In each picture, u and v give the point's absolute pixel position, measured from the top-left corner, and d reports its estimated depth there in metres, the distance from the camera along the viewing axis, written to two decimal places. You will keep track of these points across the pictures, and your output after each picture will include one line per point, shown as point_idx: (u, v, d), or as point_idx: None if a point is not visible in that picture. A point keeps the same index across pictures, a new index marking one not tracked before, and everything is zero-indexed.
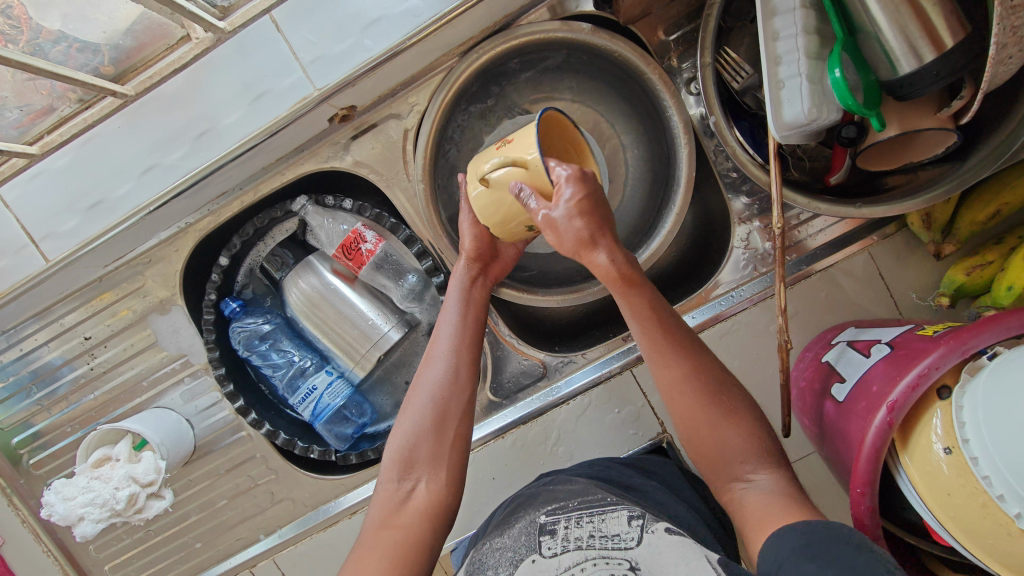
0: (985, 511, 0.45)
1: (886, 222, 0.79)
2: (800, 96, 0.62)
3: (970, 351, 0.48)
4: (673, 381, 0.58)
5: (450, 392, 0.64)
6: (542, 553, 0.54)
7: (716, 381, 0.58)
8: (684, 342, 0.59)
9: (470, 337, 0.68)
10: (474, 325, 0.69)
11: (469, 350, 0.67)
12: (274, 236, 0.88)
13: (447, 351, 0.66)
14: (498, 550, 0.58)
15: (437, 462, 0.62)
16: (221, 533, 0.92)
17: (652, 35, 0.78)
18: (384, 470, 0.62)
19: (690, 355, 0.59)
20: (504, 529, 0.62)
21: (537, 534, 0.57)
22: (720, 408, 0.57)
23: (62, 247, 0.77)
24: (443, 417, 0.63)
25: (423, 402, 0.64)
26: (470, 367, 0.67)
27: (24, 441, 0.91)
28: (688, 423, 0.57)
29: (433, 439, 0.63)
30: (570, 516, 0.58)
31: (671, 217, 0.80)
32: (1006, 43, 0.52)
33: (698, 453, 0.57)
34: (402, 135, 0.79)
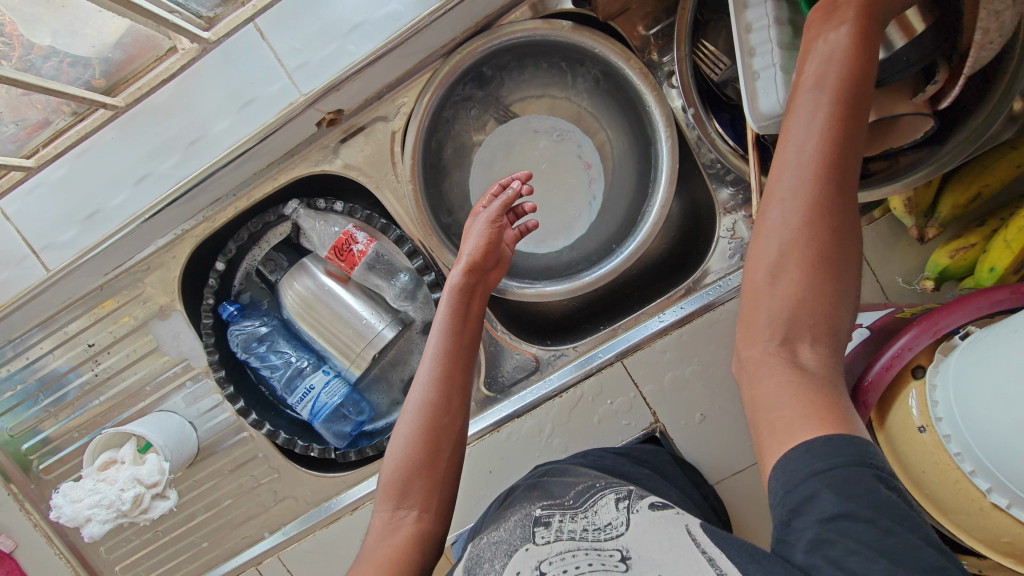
0: (958, 487, 0.47)
1: (871, 207, 0.80)
2: (775, 86, 0.63)
3: (941, 332, 0.50)
4: (781, 213, 0.46)
5: (439, 419, 0.66)
6: (535, 542, 0.55)
7: (837, 233, 0.45)
8: (824, 181, 0.45)
9: (459, 353, 0.69)
10: (464, 343, 0.70)
11: (458, 368, 0.68)
12: (269, 240, 0.89)
13: (435, 373, 0.67)
14: (494, 543, 0.58)
15: (429, 492, 0.64)
16: (227, 531, 0.94)
17: (632, 30, 0.79)
18: (378, 499, 0.64)
19: (828, 190, 0.45)
20: (499, 523, 0.62)
21: (531, 525, 0.58)
22: (819, 256, 0.45)
23: (61, 257, 0.79)
24: (433, 440, 0.66)
25: (415, 426, 0.66)
26: (459, 385, 0.68)
27: (34, 447, 0.93)
28: (765, 246, 0.47)
29: (426, 462, 0.65)
30: (565, 511, 0.58)
31: (657, 208, 0.81)
32: None
33: (759, 283, 0.47)
34: (390, 137, 0.81)
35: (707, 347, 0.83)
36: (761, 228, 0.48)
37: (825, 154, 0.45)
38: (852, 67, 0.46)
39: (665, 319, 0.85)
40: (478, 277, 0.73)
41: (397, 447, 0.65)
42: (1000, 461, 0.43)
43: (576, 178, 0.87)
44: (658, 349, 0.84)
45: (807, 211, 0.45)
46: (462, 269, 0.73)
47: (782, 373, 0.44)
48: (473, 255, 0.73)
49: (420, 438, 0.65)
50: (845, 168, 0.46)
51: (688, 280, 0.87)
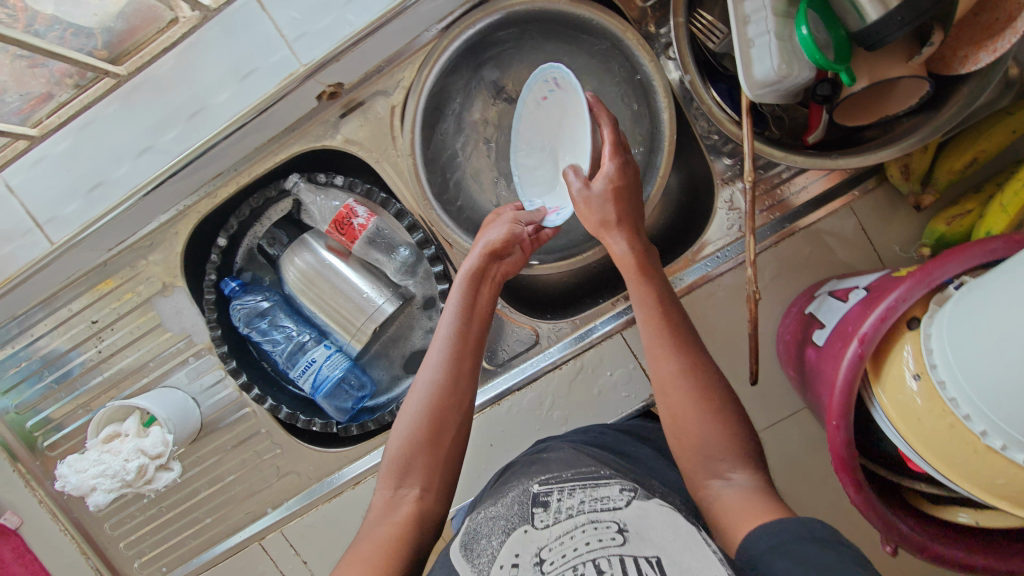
0: (953, 431, 0.47)
1: (867, 177, 0.80)
2: (769, 53, 0.64)
3: (936, 283, 0.50)
4: (667, 372, 0.63)
5: (448, 398, 0.68)
6: (534, 524, 0.54)
7: (700, 373, 0.62)
8: (681, 337, 0.64)
9: (468, 339, 0.71)
10: (476, 327, 0.72)
11: (465, 356, 0.70)
12: (270, 216, 0.91)
13: (444, 357, 0.69)
14: (491, 518, 0.58)
15: (431, 473, 0.65)
16: (231, 507, 0.95)
17: (630, 2, 0.79)
18: (381, 477, 0.65)
19: (681, 349, 0.63)
20: (498, 499, 0.63)
21: (530, 504, 0.58)
22: (705, 405, 0.60)
23: (65, 230, 0.79)
24: (440, 418, 0.67)
25: (422, 406, 0.67)
26: (465, 372, 0.70)
27: (39, 424, 0.94)
28: (676, 403, 0.61)
29: (428, 446, 0.66)
30: (563, 488, 0.59)
31: (656, 180, 0.82)
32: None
33: (688, 432, 0.59)
34: (389, 111, 0.82)
35: (706, 319, 0.83)
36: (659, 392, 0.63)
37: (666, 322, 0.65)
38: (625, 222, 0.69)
39: None
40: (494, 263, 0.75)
41: (403, 425, 0.67)
42: (995, 402, 0.43)
43: (562, 105, 0.74)
44: None
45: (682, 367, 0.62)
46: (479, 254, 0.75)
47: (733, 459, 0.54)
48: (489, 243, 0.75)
49: (426, 419, 0.66)
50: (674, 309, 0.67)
51: (686, 252, 0.87)
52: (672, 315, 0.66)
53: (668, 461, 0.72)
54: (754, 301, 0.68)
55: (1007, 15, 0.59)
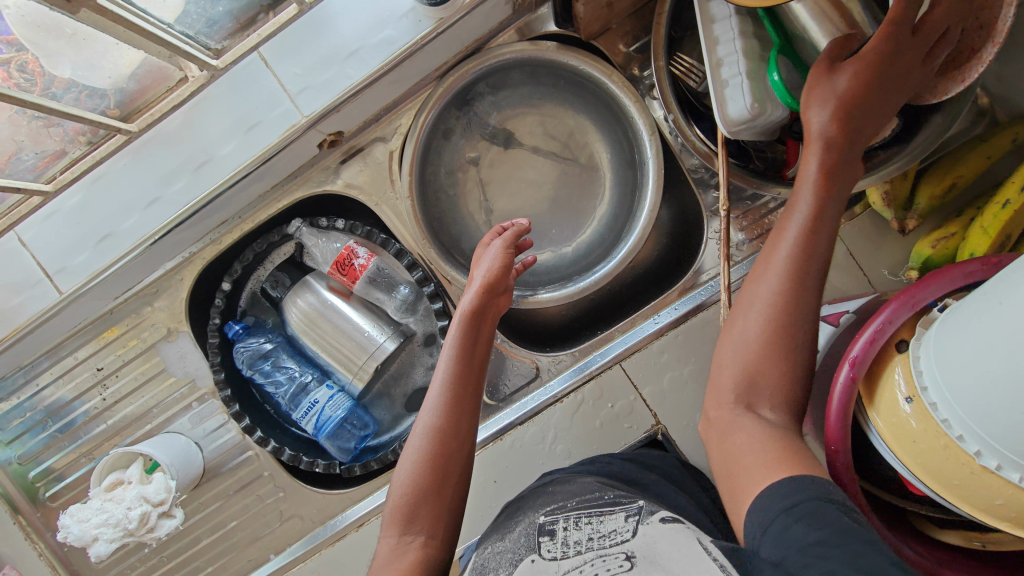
0: (949, 453, 0.47)
1: (853, 203, 0.83)
2: (743, 93, 0.68)
3: (920, 304, 0.51)
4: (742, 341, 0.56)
5: (445, 444, 0.68)
6: (541, 554, 0.55)
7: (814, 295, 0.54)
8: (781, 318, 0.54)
9: (466, 383, 0.71)
10: (472, 371, 0.72)
11: (463, 397, 0.70)
12: (274, 260, 0.93)
13: (444, 399, 0.69)
14: (499, 553, 0.59)
15: (436, 519, 0.65)
16: (232, 555, 0.93)
17: (614, 49, 0.84)
18: (385, 526, 0.65)
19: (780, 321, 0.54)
20: (504, 534, 0.63)
21: (536, 534, 0.59)
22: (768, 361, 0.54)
23: (74, 280, 0.81)
24: (441, 465, 0.67)
25: (422, 454, 0.67)
26: (465, 412, 0.70)
27: (40, 475, 0.94)
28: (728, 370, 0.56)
29: (433, 489, 0.66)
30: (569, 516, 0.60)
31: (645, 214, 0.84)
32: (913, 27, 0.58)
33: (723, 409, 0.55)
34: (388, 156, 0.86)
35: (703, 347, 0.84)
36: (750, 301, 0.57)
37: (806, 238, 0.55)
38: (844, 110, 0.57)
39: (660, 321, 0.87)
40: (488, 306, 0.76)
41: (404, 473, 0.67)
42: (986, 422, 0.44)
43: None
44: (655, 351, 0.86)
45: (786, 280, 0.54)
46: (474, 296, 0.76)
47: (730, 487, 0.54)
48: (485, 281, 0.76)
49: (427, 465, 0.66)
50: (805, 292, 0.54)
51: (680, 282, 0.89)
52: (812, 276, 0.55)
53: (676, 489, 0.72)
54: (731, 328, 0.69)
55: None
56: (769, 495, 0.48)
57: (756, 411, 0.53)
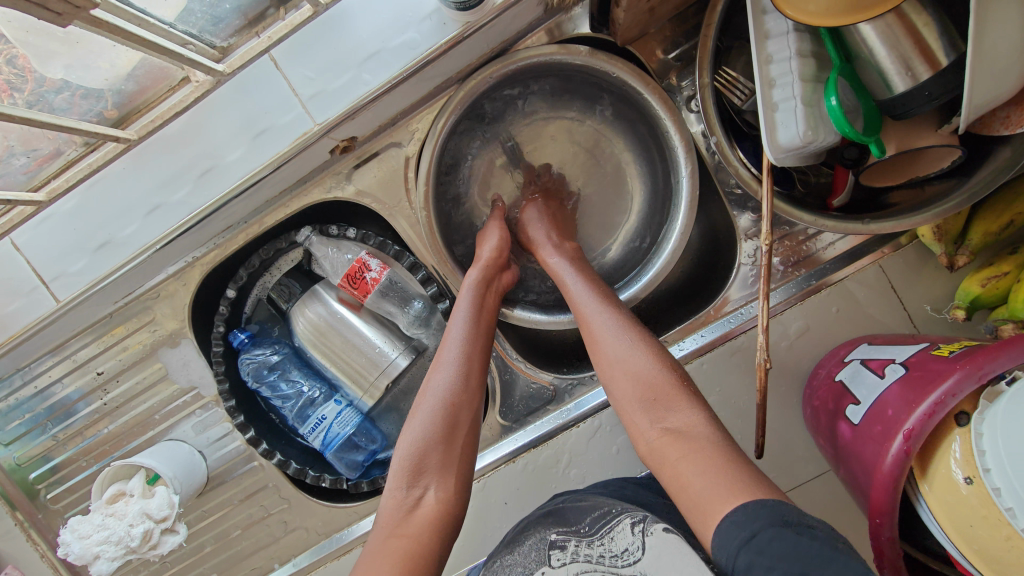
0: (1010, 544, 0.43)
1: (898, 233, 0.78)
2: (795, 118, 0.63)
3: (986, 377, 0.47)
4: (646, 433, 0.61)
5: (458, 396, 0.66)
6: (550, 565, 0.58)
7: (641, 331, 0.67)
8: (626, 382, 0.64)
9: (479, 339, 0.71)
10: (484, 329, 0.72)
11: (473, 357, 0.69)
12: (280, 266, 0.89)
13: (459, 350, 0.69)
14: (509, 566, 0.62)
15: (446, 470, 0.63)
16: (236, 563, 0.92)
17: (651, 55, 0.78)
18: (392, 478, 0.62)
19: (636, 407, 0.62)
20: (514, 547, 0.65)
21: (547, 549, 0.60)
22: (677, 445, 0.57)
23: (71, 287, 0.77)
24: (453, 414, 0.65)
25: (436, 402, 0.66)
26: (478, 367, 0.69)
27: (42, 476, 0.92)
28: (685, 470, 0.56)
29: (445, 437, 0.64)
30: (580, 535, 0.60)
31: (676, 236, 0.79)
32: (995, 59, 0.53)
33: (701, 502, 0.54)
34: (404, 162, 0.81)
35: (728, 378, 0.81)
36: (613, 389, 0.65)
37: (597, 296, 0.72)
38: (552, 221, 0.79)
39: (685, 348, 0.82)
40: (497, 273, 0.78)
41: (416, 422, 0.65)
42: None
43: None
44: None
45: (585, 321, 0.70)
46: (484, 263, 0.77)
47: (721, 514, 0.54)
48: (491, 256, 0.78)
49: (440, 413, 0.65)
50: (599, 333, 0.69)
51: (708, 306, 0.85)
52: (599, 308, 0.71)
53: None
54: (765, 370, 0.64)
55: None
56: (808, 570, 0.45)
57: (664, 421, 0.60)
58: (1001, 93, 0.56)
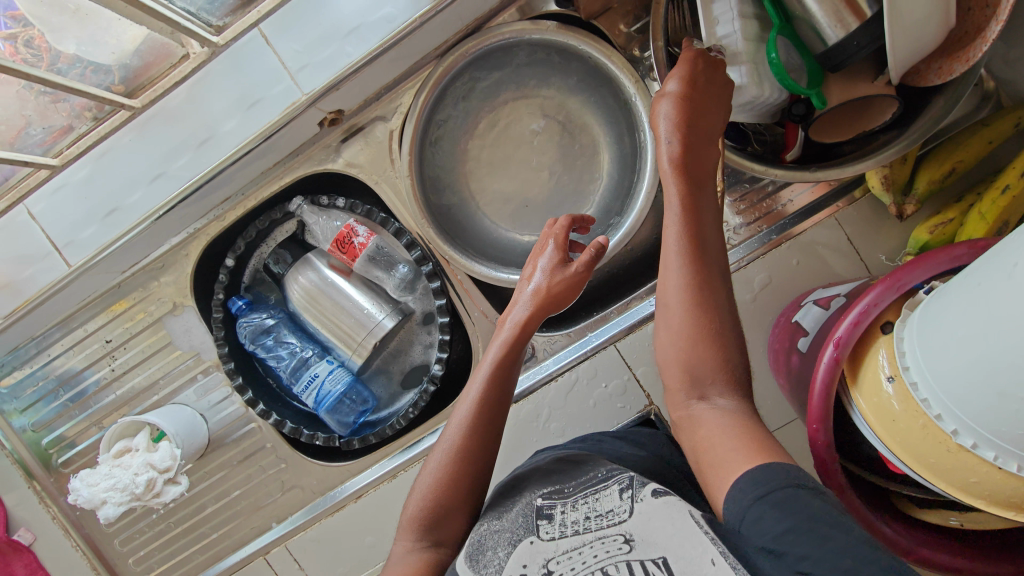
0: (927, 432, 0.48)
1: (852, 188, 0.83)
2: (739, 75, 0.70)
3: (905, 287, 0.52)
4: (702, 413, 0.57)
5: (468, 460, 0.65)
6: (540, 536, 0.53)
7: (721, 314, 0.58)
8: (698, 350, 0.58)
9: (498, 404, 0.68)
10: (505, 389, 0.69)
11: (494, 422, 0.67)
12: (276, 237, 0.94)
13: (472, 412, 0.66)
14: (496, 532, 0.56)
15: (453, 526, 0.63)
16: (237, 522, 0.98)
17: (614, 29, 0.84)
18: (402, 531, 0.63)
19: (694, 380, 0.58)
20: (500, 512, 0.60)
21: (534, 517, 0.56)
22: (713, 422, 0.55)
23: (82, 253, 0.83)
24: (463, 479, 0.64)
25: (442, 465, 0.65)
26: (494, 433, 0.67)
27: (54, 441, 0.98)
28: (706, 433, 0.55)
29: (455, 501, 0.63)
30: (567, 500, 0.57)
31: (643, 196, 0.85)
32: (915, 8, 0.58)
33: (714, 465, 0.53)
34: (388, 135, 0.88)
35: None
36: (664, 365, 0.61)
37: (695, 251, 0.60)
38: (676, 125, 0.63)
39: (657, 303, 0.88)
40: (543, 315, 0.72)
41: (425, 484, 0.64)
42: (962, 400, 0.44)
43: None
44: (648, 333, 0.87)
45: (687, 280, 0.59)
46: (526, 307, 0.72)
47: (710, 427, 0.55)
48: (538, 292, 0.72)
49: (448, 476, 0.64)
50: (702, 302, 0.58)
51: None
52: (708, 273, 0.60)
53: (663, 466, 0.73)
54: None
55: (975, 28, 0.62)
56: (760, 475, 0.48)
57: (708, 400, 0.57)
58: (923, 40, 0.62)
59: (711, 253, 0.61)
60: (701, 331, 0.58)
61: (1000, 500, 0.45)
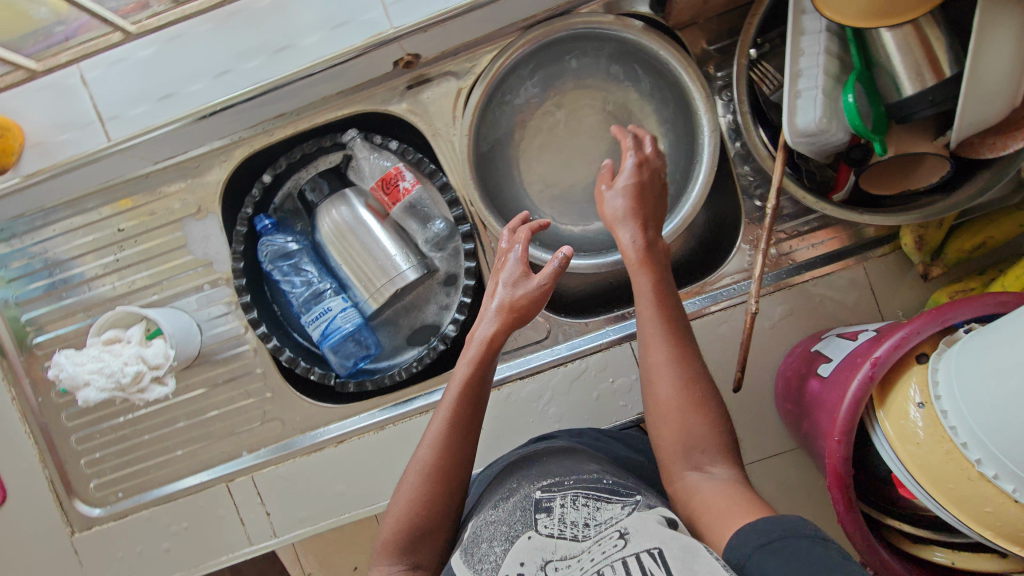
0: (949, 457, 0.49)
1: (883, 243, 0.86)
2: (814, 106, 0.71)
3: (948, 322, 0.54)
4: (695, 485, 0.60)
5: (441, 480, 0.63)
6: (537, 530, 0.55)
7: (700, 385, 0.64)
8: (688, 425, 0.62)
9: (471, 416, 0.66)
10: (477, 403, 0.67)
11: (467, 436, 0.65)
12: (318, 165, 0.93)
13: (443, 428, 0.65)
14: (492, 525, 0.59)
15: (430, 545, 0.61)
16: (206, 443, 0.94)
17: (696, 43, 0.87)
18: (379, 551, 0.61)
19: (687, 454, 0.61)
20: (496, 504, 0.63)
21: (533, 510, 0.58)
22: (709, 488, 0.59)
23: (125, 130, 0.81)
24: (439, 498, 0.62)
25: (416, 488, 0.63)
26: (466, 446, 0.65)
27: (34, 320, 0.93)
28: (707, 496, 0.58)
29: (432, 522, 0.62)
30: (566, 495, 0.59)
31: (690, 203, 0.87)
32: (993, 76, 0.62)
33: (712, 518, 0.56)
34: (456, 91, 0.89)
35: (711, 345, 0.86)
36: (657, 436, 0.64)
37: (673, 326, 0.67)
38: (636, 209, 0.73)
39: None
40: (512, 326, 0.71)
41: (398, 507, 0.63)
42: (993, 429, 0.47)
43: None
44: None
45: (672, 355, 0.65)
46: (495, 323, 0.70)
47: (709, 493, 0.58)
48: (511, 306, 0.70)
49: (423, 498, 0.62)
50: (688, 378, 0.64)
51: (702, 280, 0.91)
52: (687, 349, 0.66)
53: None
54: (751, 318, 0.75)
55: None
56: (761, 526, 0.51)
57: (703, 469, 0.60)
58: (992, 114, 0.65)
59: (685, 332, 0.67)
60: (688, 404, 0.63)
61: (1008, 532, 0.48)
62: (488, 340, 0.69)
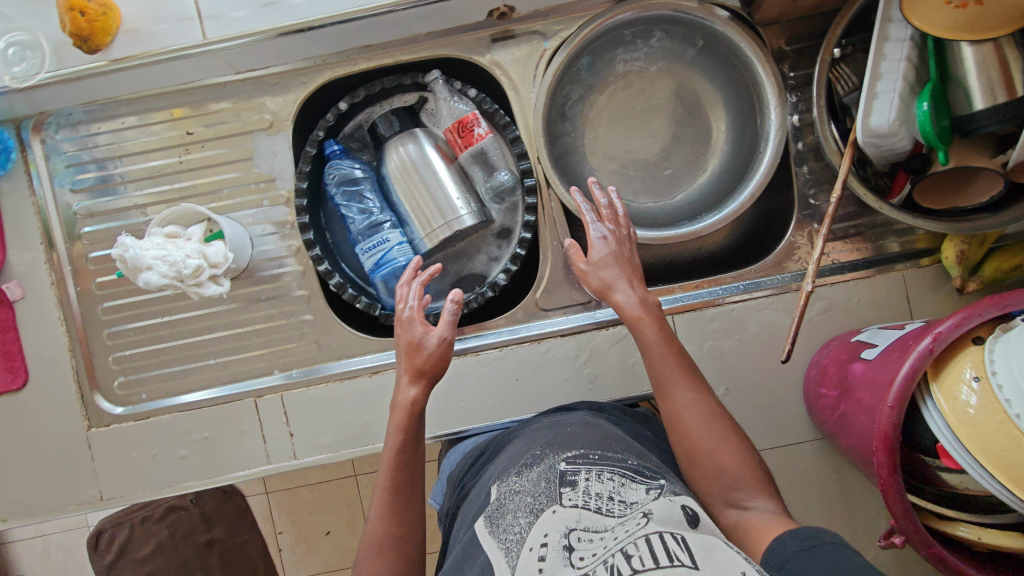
0: (1000, 426, 0.54)
1: (923, 255, 0.90)
2: (889, 108, 0.76)
3: (1008, 308, 0.57)
4: (737, 519, 0.63)
5: (393, 533, 0.69)
6: (561, 503, 0.56)
7: (720, 422, 0.69)
8: (716, 465, 0.66)
9: (405, 467, 0.73)
10: (409, 450, 0.73)
11: (408, 485, 0.72)
12: (392, 103, 0.96)
13: (382, 498, 0.71)
14: (518, 495, 0.61)
15: None
16: (239, 356, 0.94)
17: (775, 41, 0.91)
18: None
19: (725, 492, 0.65)
20: (522, 472, 0.65)
21: (558, 482, 0.60)
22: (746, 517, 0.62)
23: (223, 30, 0.83)
24: (397, 549, 0.69)
25: (372, 548, 0.69)
26: (408, 496, 0.72)
27: (86, 208, 0.93)
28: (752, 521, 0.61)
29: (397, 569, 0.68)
30: (591, 469, 0.60)
31: (752, 185, 0.89)
32: None
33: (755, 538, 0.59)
34: (541, 50, 0.91)
35: (750, 329, 0.89)
36: (695, 474, 0.68)
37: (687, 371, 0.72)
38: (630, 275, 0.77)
39: (717, 290, 0.91)
40: (428, 380, 0.75)
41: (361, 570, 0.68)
42: None
43: None
44: (705, 316, 0.90)
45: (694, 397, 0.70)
46: (411, 384, 0.75)
47: (752, 521, 0.61)
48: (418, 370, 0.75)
49: (381, 554, 0.68)
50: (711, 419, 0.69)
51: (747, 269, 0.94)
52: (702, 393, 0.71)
53: None
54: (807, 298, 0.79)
55: None
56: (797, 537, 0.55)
57: (737, 505, 0.64)
58: None
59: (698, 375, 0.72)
60: (713, 444, 0.67)
61: None
62: (404, 409, 0.74)
